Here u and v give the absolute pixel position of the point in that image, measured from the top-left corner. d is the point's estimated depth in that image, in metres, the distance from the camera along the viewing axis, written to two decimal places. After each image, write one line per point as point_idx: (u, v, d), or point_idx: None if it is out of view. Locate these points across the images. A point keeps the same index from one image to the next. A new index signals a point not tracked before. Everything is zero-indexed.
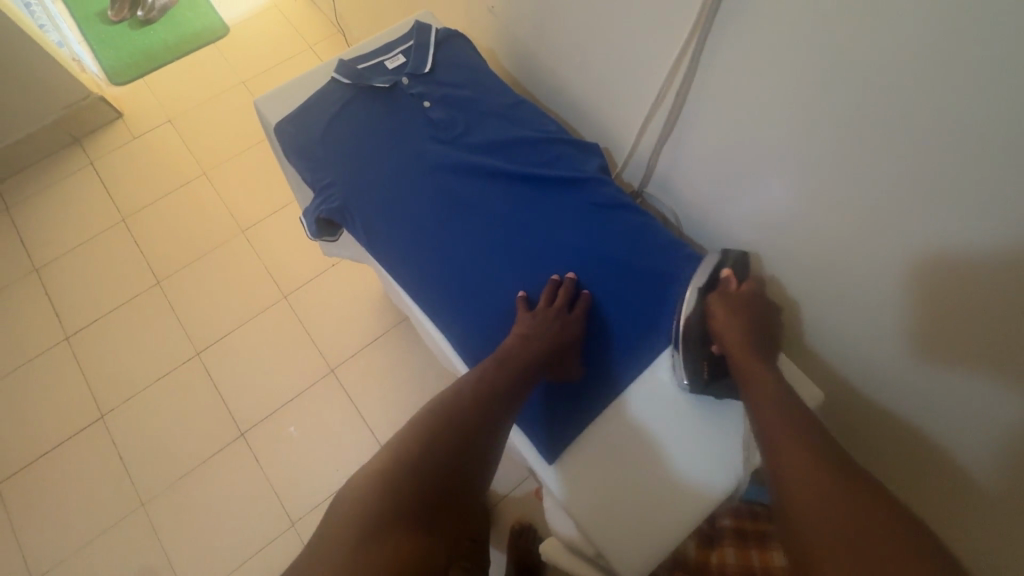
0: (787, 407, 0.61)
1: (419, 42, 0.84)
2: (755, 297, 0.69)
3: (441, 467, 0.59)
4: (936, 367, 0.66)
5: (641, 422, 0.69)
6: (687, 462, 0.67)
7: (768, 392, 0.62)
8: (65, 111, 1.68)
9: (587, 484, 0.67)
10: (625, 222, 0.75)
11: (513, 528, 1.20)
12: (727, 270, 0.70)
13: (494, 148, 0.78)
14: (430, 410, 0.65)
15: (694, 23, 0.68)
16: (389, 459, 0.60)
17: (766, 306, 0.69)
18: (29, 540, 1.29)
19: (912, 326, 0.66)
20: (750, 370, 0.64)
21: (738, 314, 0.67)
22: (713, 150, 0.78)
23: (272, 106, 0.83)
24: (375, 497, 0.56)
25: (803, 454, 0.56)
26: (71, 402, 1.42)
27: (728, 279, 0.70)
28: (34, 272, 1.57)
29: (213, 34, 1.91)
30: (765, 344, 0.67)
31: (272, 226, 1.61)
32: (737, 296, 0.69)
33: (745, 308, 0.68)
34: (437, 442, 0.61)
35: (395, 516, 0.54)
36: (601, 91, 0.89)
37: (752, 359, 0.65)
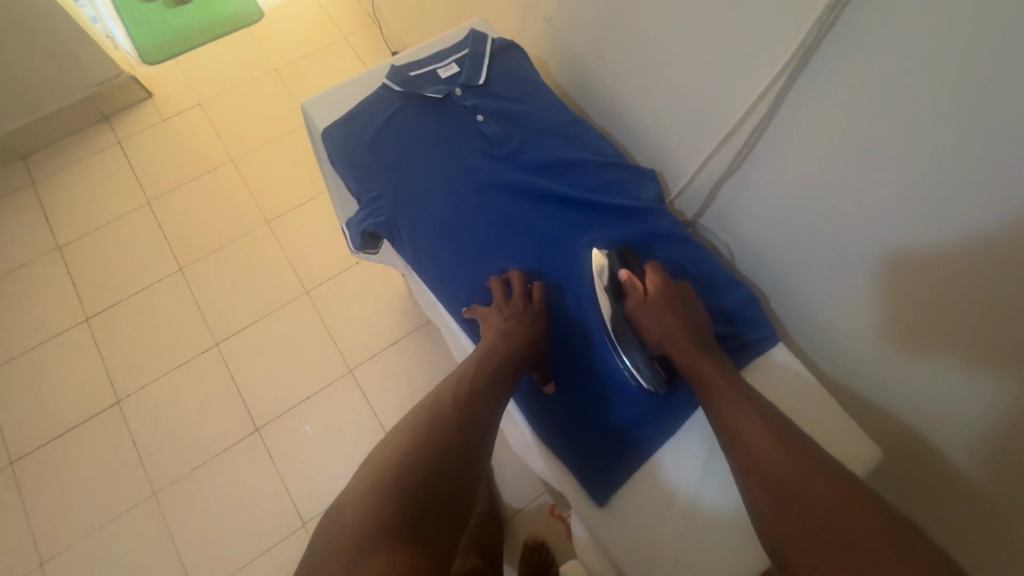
0: (735, 402, 0.59)
1: (475, 52, 0.81)
2: (668, 289, 0.66)
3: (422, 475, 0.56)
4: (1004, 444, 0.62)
5: (681, 478, 0.66)
6: (713, 535, 0.63)
7: (723, 395, 0.60)
8: (95, 88, 1.66)
9: (629, 536, 0.64)
10: (678, 253, 0.72)
11: (526, 547, 1.18)
12: (625, 272, 0.66)
13: (545, 167, 0.75)
14: (412, 419, 0.63)
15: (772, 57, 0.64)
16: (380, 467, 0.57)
17: (681, 292, 0.66)
18: (38, 521, 1.29)
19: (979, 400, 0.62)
20: (698, 372, 0.62)
21: (660, 314, 0.64)
22: (778, 188, 0.74)
23: (319, 108, 0.80)
24: (358, 520, 0.52)
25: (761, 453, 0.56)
26: (88, 386, 1.41)
27: (632, 281, 0.66)
28: (56, 249, 1.56)
29: (248, 18, 1.88)
30: (694, 334, 0.64)
31: (298, 219, 1.59)
32: (649, 297, 0.65)
33: (665, 307, 0.65)
34: (421, 442, 0.58)
35: (381, 532, 0.50)
36: (658, 114, 0.85)
37: (695, 359, 0.63)
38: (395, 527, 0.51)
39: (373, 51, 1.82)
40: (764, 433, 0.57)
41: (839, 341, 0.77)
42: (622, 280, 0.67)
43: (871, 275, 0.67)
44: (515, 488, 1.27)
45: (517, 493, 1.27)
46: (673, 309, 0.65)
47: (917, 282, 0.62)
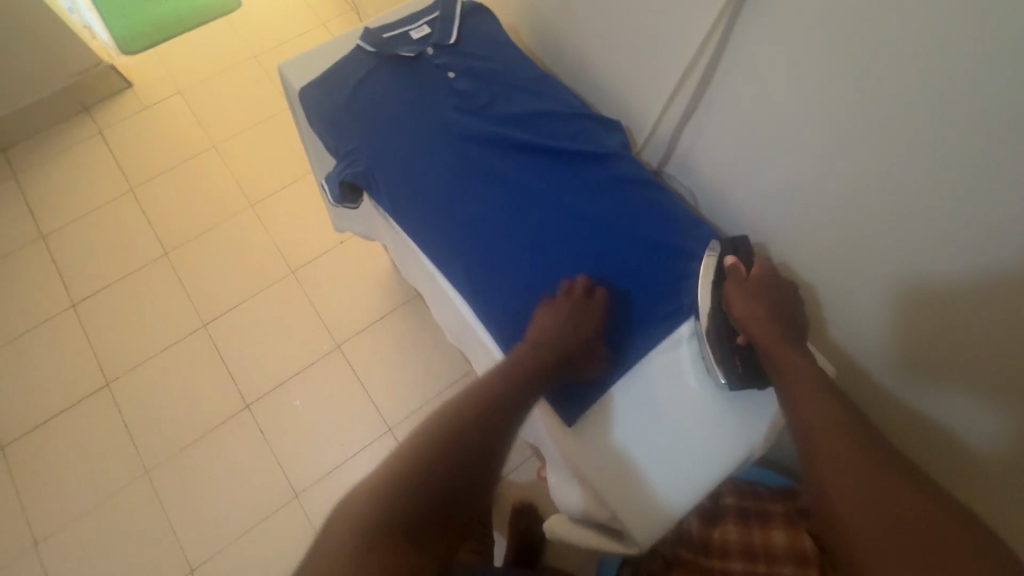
0: (822, 390, 0.62)
1: (445, 14, 0.84)
2: (772, 279, 0.70)
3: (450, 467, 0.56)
4: (947, 353, 0.67)
5: (645, 407, 0.70)
6: (675, 456, 0.68)
7: (806, 390, 0.62)
8: (74, 78, 1.66)
9: (598, 458, 0.67)
10: (643, 197, 0.76)
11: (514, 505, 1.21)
12: (734, 258, 0.69)
13: (515, 120, 0.78)
14: (445, 408, 0.63)
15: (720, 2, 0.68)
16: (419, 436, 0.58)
17: (782, 286, 0.70)
18: (31, 504, 1.30)
19: (924, 311, 0.67)
20: (785, 364, 0.65)
21: (755, 298, 0.68)
22: (734, 132, 0.78)
23: (296, 70, 0.83)
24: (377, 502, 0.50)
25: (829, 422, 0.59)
26: (76, 370, 1.42)
27: (737, 266, 0.70)
28: (40, 238, 1.56)
29: (226, 7, 1.90)
30: (786, 324, 0.68)
31: (282, 200, 1.61)
32: (750, 283, 0.69)
33: (762, 294, 0.68)
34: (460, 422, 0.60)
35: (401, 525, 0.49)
36: (623, 71, 0.89)
37: (786, 350, 0.65)
38: (414, 517, 0.50)
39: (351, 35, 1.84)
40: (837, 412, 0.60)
41: (799, 274, 0.81)
42: (727, 266, 0.70)
43: (821, 206, 0.72)
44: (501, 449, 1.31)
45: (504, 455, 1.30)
46: (770, 298, 0.69)
47: (862, 207, 0.67)
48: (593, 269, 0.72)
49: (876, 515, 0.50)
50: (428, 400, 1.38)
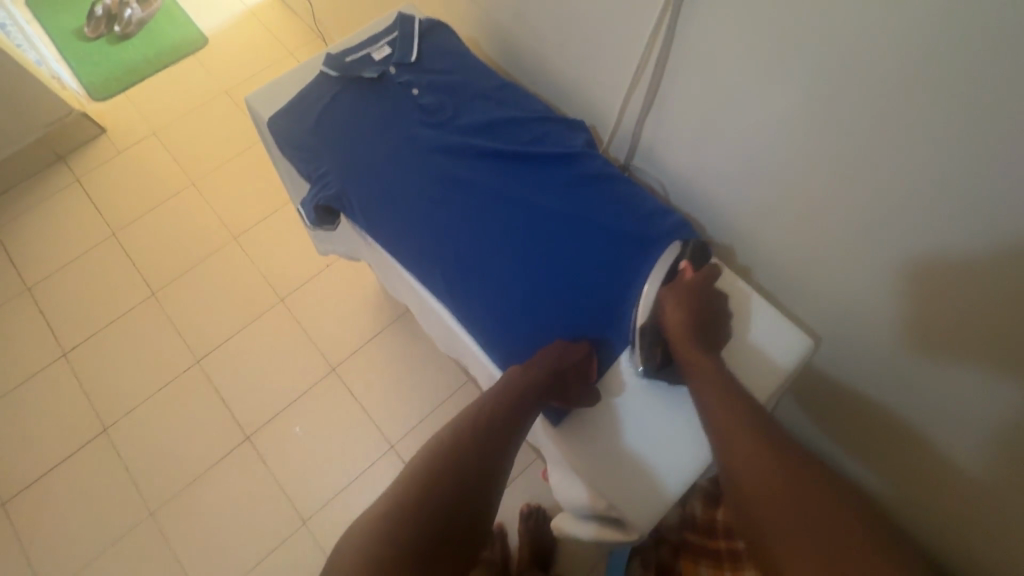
0: (730, 398, 0.65)
1: (404, 33, 0.86)
2: (702, 287, 0.71)
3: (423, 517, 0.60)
4: (921, 306, 0.69)
5: (632, 408, 0.73)
6: (659, 456, 0.70)
7: (713, 389, 0.66)
8: (47, 128, 1.67)
9: (590, 453, 0.72)
10: (612, 190, 0.78)
11: (523, 509, 1.22)
12: (685, 263, 0.72)
13: (479, 129, 0.80)
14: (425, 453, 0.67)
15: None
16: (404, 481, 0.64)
17: (717, 294, 0.73)
18: (37, 557, 1.28)
19: (898, 267, 0.69)
20: (692, 363, 0.68)
21: (688, 307, 0.70)
22: (695, 120, 0.80)
23: (264, 101, 0.85)
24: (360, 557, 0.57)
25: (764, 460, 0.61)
26: (73, 418, 1.41)
27: (686, 271, 0.72)
28: (26, 290, 1.56)
29: (193, 45, 1.92)
30: (705, 331, 0.71)
31: (264, 230, 1.62)
32: (688, 287, 0.71)
33: (693, 301, 0.71)
34: (446, 468, 0.64)
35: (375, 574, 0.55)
36: (584, 72, 0.92)
37: (694, 351, 0.68)
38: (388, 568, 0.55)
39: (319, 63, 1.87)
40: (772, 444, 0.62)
41: (774, 250, 0.83)
42: (679, 270, 0.73)
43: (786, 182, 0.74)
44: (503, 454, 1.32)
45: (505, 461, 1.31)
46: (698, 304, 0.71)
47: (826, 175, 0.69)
48: (566, 267, 0.73)
49: (798, 530, 0.55)
50: (427, 413, 1.39)
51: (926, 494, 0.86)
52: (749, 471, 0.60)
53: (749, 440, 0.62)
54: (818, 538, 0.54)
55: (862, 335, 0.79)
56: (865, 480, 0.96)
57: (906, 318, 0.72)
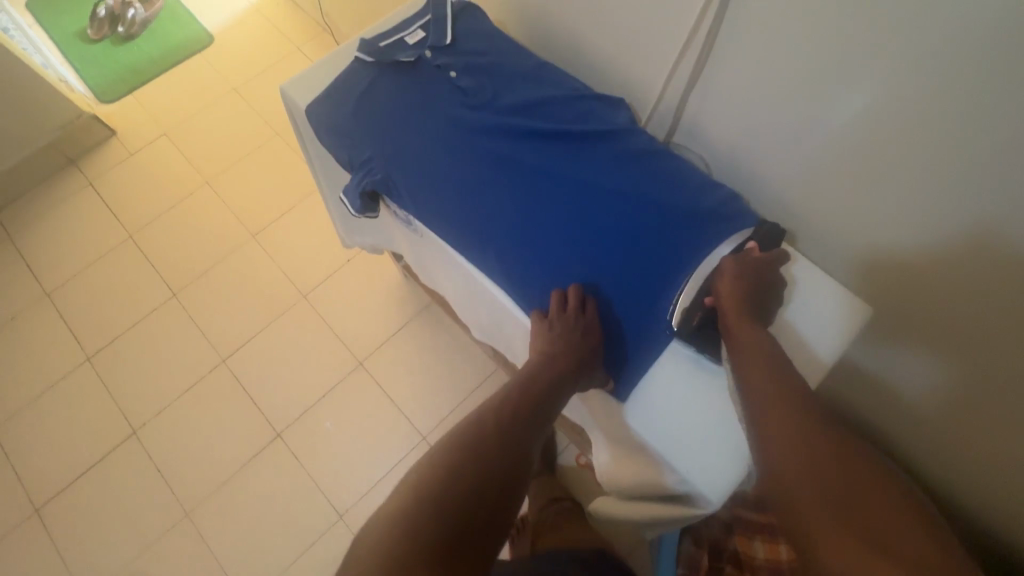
0: (782, 379, 0.62)
1: (437, 16, 0.85)
2: (762, 269, 0.70)
3: (483, 454, 0.60)
4: (978, 267, 0.66)
5: (660, 406, 0.71)
6: (684, 456, 0.68)
7: (759, 361, 0.64)
8: (58, 132, 1.65)
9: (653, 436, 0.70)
10: (658, 166, 0.76)
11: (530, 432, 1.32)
12: (755, 243, 0.71)
13: (523, 109, 0.79)
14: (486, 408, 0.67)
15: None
16: (440, 458, 0.59)
17: (773, 282, 0.71)
18: (76, 562, 1.28)
19: (954, 224, 0.66)
20: (742, 336, 0.66)
21: (744, 283, 0.68)
22: (737, 94, 0.79)
23: (299, 89, 0.83)
24: (423, 478, 0.57)
25: (801, 430, 0.59)
26: (102, 423, 1.40)
27: (754, 250, 0.71)
28: (45, 296, 1.55)
29: (199, 43, 1.89)
30: (758, 315, 0.69)
31: (283, 226, 1.61)
32: (747, 265, 0.69)
33: (752, 280, 0.69)
34: (489, 448, 0.61)
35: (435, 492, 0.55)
36: (618, 50, 0.90)
37: (749, 328, 0.66)
38: (444, 489, 0.55)
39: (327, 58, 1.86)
40: (807, 412, 0.60)
41: (820, 224, 0.82)
42: (747, 248, 0.71)
43: (835, 153, 0.72)
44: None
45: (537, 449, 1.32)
46: (754, 284, 0.69)
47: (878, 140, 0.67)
48: (622, 242, 0.71)
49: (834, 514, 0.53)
50: (457, 404, 1.39)
51: (980, 463, 0.85)
52: (786, 450, 0.58)
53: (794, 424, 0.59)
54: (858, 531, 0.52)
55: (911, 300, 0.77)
56: (915, 451, 0.95)
57: (960, 282, 0.69)
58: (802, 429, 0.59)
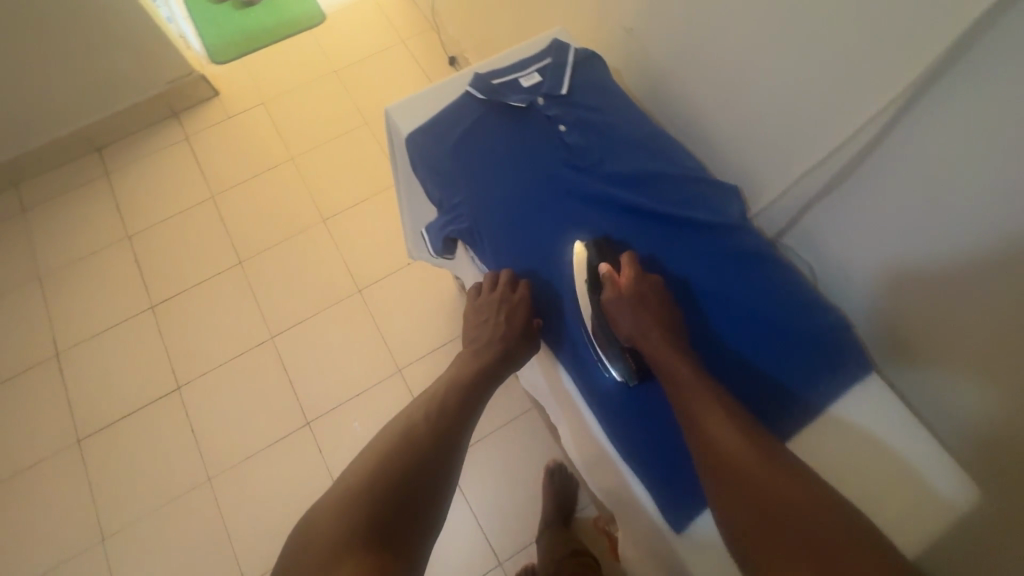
0: (711, 400, 0.59)
1: (558, 62, 0.81)
2: (642, 284, 0.66)
3: (419, 449, 0.66)
4: (992, 296, 0.63)
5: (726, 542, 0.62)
6: None
7: (693, 396, 0.60)
8: (169, 85, 1.74)
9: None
10: (765, 273, 0.70)
11: (551, 472, 1.30)
12: (602, 267, 0.67)
13: (627, 179, 0.74)
14: (428, 397, 0.74)
15: (906, 60, 0.62)
16: (372, 458, 0.65)
17: (657, 291, 0.66)
18: (102, 499, 1.34)
19: (970, 237, 0.63)
20: (671, 370, 0.62)
21: (630, 312, 0.65)
22: (872, 217, 0.74)
23: (404, 114, 0.82)
24: (364, 470, 0.63)
25: (733, 453, 0.56)
26: (152, 371, 1.47)
27: (609, 274, 0.67)
28: (126, 238, 1.63)
29: (312, 20, 1.94)
30: (674, 329, 0.65)
31: (353, 217, 1.63)
32: (625, 292, 0.65)
33: (641, 302, 0.65)
34: (426, 442, 0.67)
35: (371, 487, 0.61)
36: (746, 135, 0.87)
37: (671, 356, 0.63)
38: (380, 483, 0.61)
39: (431, 55, 1.86)
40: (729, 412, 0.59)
41: (930, 377, 0.75)
42: (602, 275, 0.68)
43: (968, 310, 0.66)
44: (552, 471, 1.30)
45: (556, 503, 1.27)
46: (650, 302, 0.65)
47: (892, 171, 0.69)
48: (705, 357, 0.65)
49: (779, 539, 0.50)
50: (485, 434, 1.38)
51: None
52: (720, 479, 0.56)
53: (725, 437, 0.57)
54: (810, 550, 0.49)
55: (941, 376, 0.73)
56: None
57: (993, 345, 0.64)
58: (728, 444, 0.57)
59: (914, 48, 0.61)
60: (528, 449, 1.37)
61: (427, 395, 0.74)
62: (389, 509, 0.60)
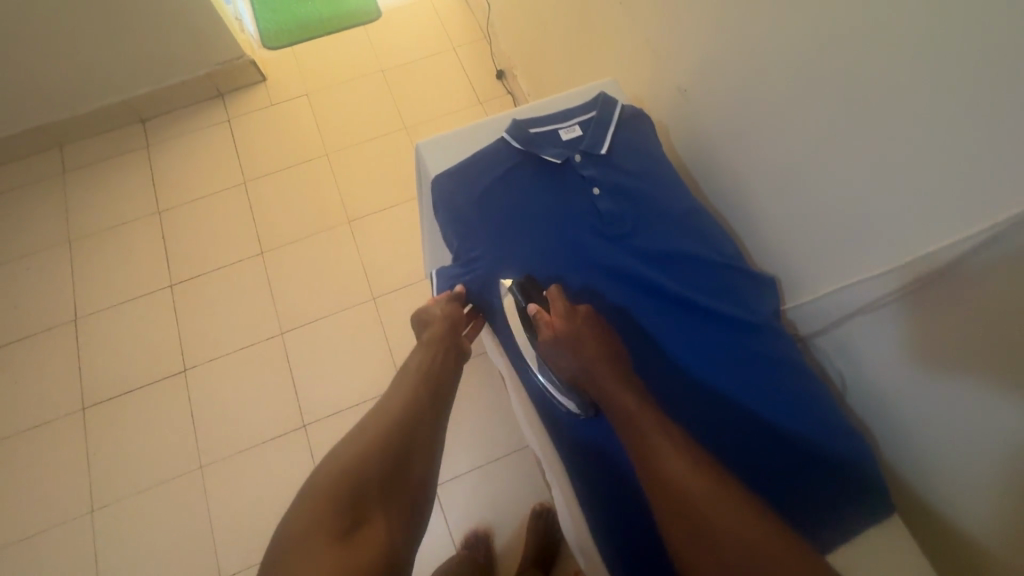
0: (648, 428, 0.60)
1: (601, 117, 0.77)
2: (573, 325, 0.66)
3: (380, 460, 0.72)
4: (990, 367, 0.61)
5: None
6: None
7: (627, 426, 0.61)
8: (218, 66, 1.75)
9: None
10: (787, 383, 0.68)
11: (536, 513, 1.28)
12: (531, 311, 0.67)
13: (655, 259, 0.71)
14: (388, 405, 0.80)
15: (999, 193, 0.56)
16: (337, 465, 0.71)
17: (588, 324, 0.67)
18: (97, 471, 1.36)
19: (990, 358, 0.61)
20: (612, 402, 0.63)
21: (563, 355, 0.67)
22: (913, 344, 0.70)
23: (435, 153, 0.79)
24: (331, 477, 0.69)
25: (670, 466, 0.57)
26: (162, 349, 1.48)
27: (539, 317, 0.67)
28: (156, 213, 1.65)
29: (366, 16, 1.93)
30: (613, 359, 0.65)
31: (379, 222, 1.62)
32: (557, 334, 0.66)
33: (572, 344, 0.66)
34: (388, 449, 0.73)
35: (337, 497, 0.67)
36: (789, 227, 0.83)
37: (612, 384, 0.63)
38: (346, 494, 0.67)
39: (479, 66, 1.83)
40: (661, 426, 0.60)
41: (951, 510, 0.72)
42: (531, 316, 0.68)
43: (999, 461, 0.64)
44: (537, 513, 1.27)
45: (537, 548, 1.24)
46: (584, 341, 0.65)
47: (942, 310, 0.65)
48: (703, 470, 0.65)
49: (712, 544, 0.52)
50: (477, 465, 1.36)
51: None
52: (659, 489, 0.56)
53: (666, 451, 0.58)
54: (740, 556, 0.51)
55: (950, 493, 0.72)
56: None
57: (985, 416, 0.63)
58: (663, 452, 0.58)
59: (1012, 183, 0.54)
60: (519, 486, 1.34)
61: (387, 402, 0.80)
62: (371, 495, 0.69)
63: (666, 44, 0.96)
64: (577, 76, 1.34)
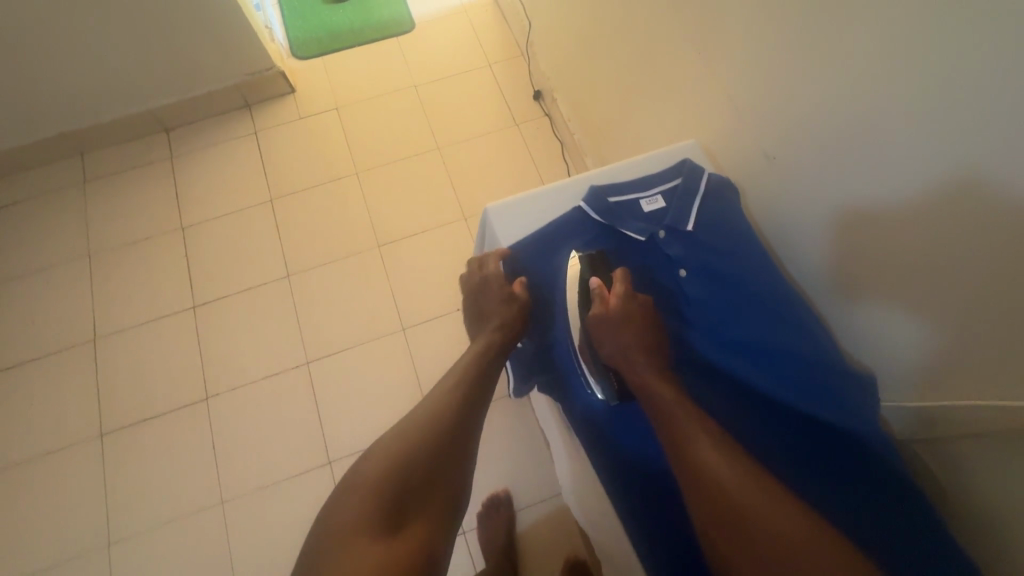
0: (686, 411, 0.59)
1: (688, 191, 0.77)
2: (627, 306, 0.68)
3: (419, 466, 0.63)
4: None
5: None
6: None
7: (665, 405, 0.61)
8: (246, 77, 1.69)
9: None
10: (901, 500, 0.61)
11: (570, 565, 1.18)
12: (593, 283, 0.69)
13: (738, 348, 0.69)
14: (431, 398, 0.70)
15: None
16: (374, 467, 0.63)
17: (639, 306, 0.68)
18: (114, 503, 1.31)
19: None
20: (651, 387, 0.62)
21: (609, 333, 0.67)
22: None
23: (505, 219, 0.80)
24: (366, 482, 0.61)
25: (697, 450, 0.56)
26: (184, 375, 1.43)
27: (598, 290, 0.69)
28: (179, 229, 1.59)
29: (399, 27, 1.86)
30: (658, 347, 0.66)
31: (410, 247, 1.56)
32: (609, 312, 0.67)
33: (623, 321, 0.67)
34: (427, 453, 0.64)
35: (373, 508, 0.59)
36: (875, 315, 0.77)
37: (649, 367, 0.64)
38: (381, 504, 0.59)
39: (516, 85, 1.77)
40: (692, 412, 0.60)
41: None
42: (591, 290, 0.70)
43: None
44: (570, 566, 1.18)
45: None
46: (632, 323, 0.67)
47: None
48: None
49: (736, 529, 0.52)
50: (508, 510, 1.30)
51: None
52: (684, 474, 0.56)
53: (696, 436, 0.57)
54: (770, 545, 0.50)
55: None
56: None
57: None
58: (693, 436, 0.58)
59: None
60: (552, 535, 1.29)
61: (430, 394, 0.70)
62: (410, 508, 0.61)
63: (741, 95, 0.90)
64: (629, 110, 1.28)
